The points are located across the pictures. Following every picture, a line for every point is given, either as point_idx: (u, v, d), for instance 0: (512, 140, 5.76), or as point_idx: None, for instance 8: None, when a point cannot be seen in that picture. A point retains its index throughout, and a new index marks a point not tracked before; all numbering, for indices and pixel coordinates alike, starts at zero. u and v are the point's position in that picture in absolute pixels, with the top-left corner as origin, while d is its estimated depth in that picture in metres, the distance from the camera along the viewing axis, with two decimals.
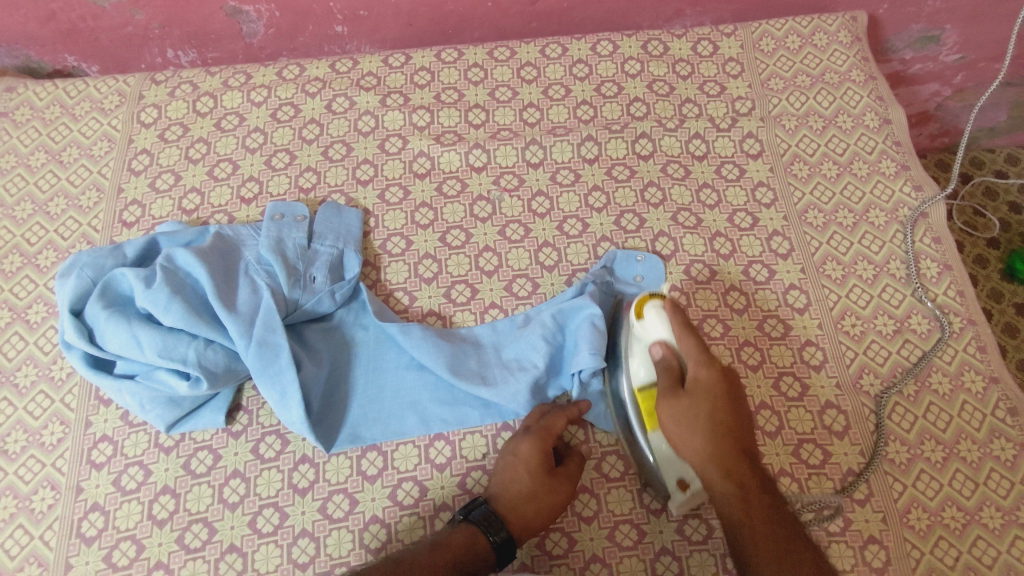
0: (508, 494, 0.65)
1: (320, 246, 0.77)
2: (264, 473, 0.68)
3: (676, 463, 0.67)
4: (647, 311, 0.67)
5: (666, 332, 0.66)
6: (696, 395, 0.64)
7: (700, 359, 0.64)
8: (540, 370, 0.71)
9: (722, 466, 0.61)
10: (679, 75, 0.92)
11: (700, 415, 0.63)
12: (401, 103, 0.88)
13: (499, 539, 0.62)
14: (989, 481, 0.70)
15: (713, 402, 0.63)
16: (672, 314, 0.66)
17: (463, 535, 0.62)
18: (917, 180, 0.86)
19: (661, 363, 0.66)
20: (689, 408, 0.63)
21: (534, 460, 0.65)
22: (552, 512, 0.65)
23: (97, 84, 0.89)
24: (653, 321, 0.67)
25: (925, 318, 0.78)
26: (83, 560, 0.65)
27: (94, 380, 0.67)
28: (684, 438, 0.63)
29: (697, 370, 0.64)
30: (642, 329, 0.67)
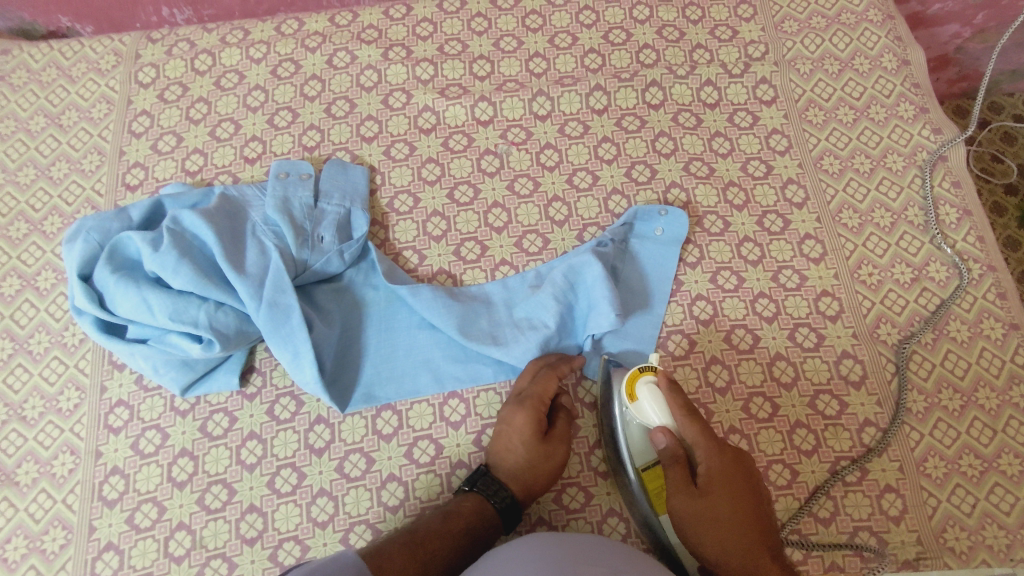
0: (508, 463, 0.65)
1: (327, 205, 0.75)
2: (280, 434, 0.69)
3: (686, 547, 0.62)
4: (641, 389, 0.62)
5: (664, 416, 0.61)
6: (711, 497, 0.58)
7: (707, 453, 0.60)
8: (553, 326, 0.70)
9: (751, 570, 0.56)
10: (690, 19, 0.89)
11: (717, 515, 0.58)
12: (403, 56, 0.86)
13: (502, 504, 0.63)
14: (1007, 428, 0.69)
15: (730, 497, 0.58)
16: (666, 389, 0.62)
17: (473, 503, 0.63)
18: (937, 123, 0.83)
19: (667, 453, 0.61)
20: (704, 509, 0.58)
21: (528, 428, 0.65)
22: (552, 475, 0.66)
23: (92, 44, 0.87)
24: (648, 402, 0.61)
25: (944, 265, 0.77)
26: (107, 522, 0.66)
27: (106, 345, 0.67)
28: (703, 539, 0.58)
29: (708, 463, 0.59)
30: (640, 413, 0.62)
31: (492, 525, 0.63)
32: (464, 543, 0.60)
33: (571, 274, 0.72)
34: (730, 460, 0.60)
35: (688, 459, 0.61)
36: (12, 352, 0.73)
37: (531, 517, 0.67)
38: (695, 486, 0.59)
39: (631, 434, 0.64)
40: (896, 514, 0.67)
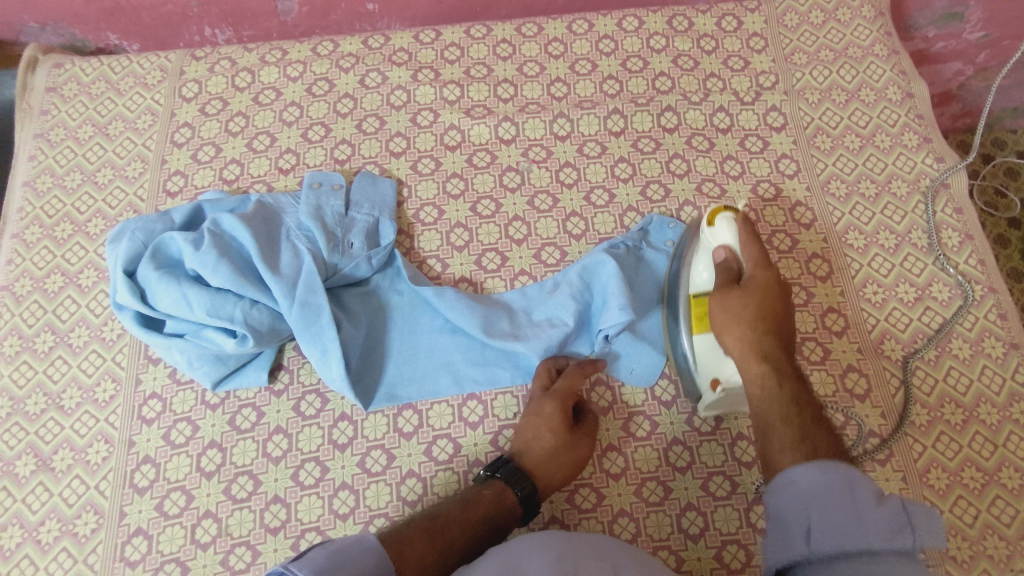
0: (533, 454, 0.68)
1: (357, 214, 0.79)
2: (305, 429, 0.72)
3: (718, 365, 0.69)
4: (720, 218, 0.71)
5: (732, 238, 0.70)
6: (746, 290, 0.66)
7: (758, 261, 0.68)
8: (572, 323, 0.74)
9: (758, 351, 0.63)
10: (703, 50, 0.94)
11: (748, 306, 0.65)
12: (432, 78, 0.91)
13: (524, 495, 0.66)
14: (1008, 443, 0.72)
15: (764, 297, 0.65)
16: (743, 225, 0.71)
17: (493, 492, 0.65)
18: (940, 152, 0.87)
19: (721, 266, 0.69)
20: (739, 299, 0.66)
21: (557, 421, 0.69)
22: (572, 469, 0.69)
23: (140, 60, 0.92)
24: (724, 228, 0.71)
25: (946, 286, 0.80)
26: (137, 508, 0.69)
27: (145, 338, 0.70)
28: (727, 321, 0.65)
29: (754, 271, 0.68)
30: (712, 236, 0.71)
31: (510, 513, 0.65)
32: (482, 533, 0.63)
33: (585, 273, 0.77)
34: (777, 276, 0.67)
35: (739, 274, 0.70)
36: (53, 345, 0.76)
37: (544, 515, 0.69)
38: (738, 284, 0.68)
39: (698, 261, 0.72)
40: None
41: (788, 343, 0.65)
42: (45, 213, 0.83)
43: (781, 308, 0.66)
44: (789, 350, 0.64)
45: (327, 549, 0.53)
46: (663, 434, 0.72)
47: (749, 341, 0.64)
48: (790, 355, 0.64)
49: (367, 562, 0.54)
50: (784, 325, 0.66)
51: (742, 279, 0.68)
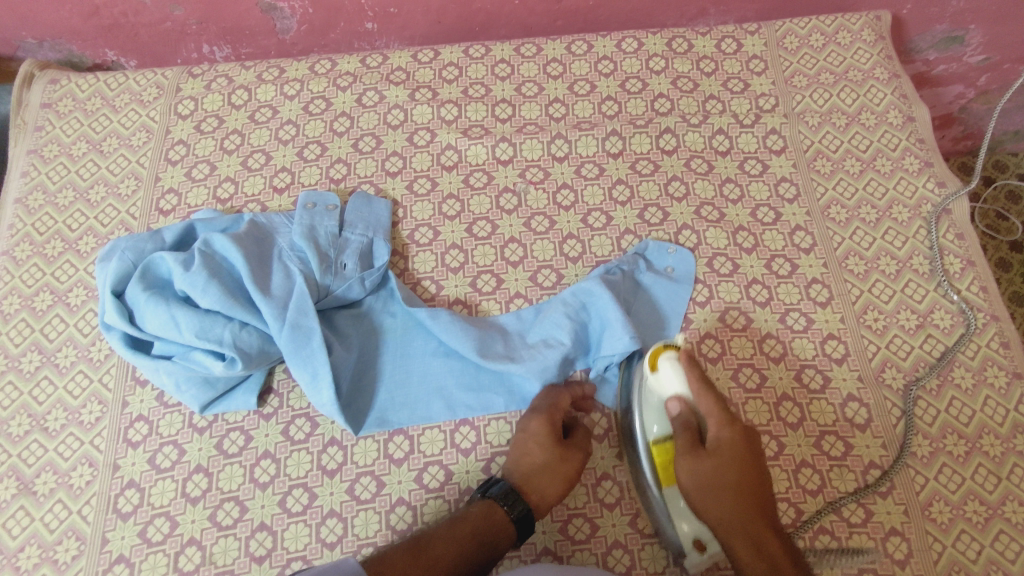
0: (523, 469, 0.67)
1: (351, 234, 0.78)
2: (294, 454, 0.70)
3: (697, 524, 0.65)
4: (663, 361, 0.67)
5: (681, 387, 0.66)
6: (718, 459, 0.63)
7: (720, 418, 0.65)
8: (569, 344, 0.73)
9: (745, 532, 0.61)
10: (703, 72, 0.93)
11: (724, 478, 0.62)
12: (429, 98, 0.90)
13: (517, 513, 0.64)
14: (1012, 475, 0.70)
15: (735, 464, 0.63)
16: (688, 367, 0.67)
17: (480, 508, 0.64)
18: (941, 177, 0.86)
19: (679, 420, 0.66)
20: (713, 469, 0.63)
21: (544, 434, 0.68)
22: (565, 482, 0.67)
23: (137, 77, 0.92)
24: (669, 375, 0.66)
25: (948, 313, 0.78)
26: (119, 535, 0.67)
27: (132, 360, 0.69)
28: (707, 501, 0.63)
29: (717, 430, 0.65)
30: (658, 382, 0.67)
31: (502, 532, 0.64)
32: (469, 548, 0.62)
33: (580, 293, 0.75)
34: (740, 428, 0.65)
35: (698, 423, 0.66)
36: (39, 365, 0.75)
37: (536, 546, 0.68)
38: (705, 446, 0.64)
39: (647, 414, 0.68)
40: (902, 558, 0.67)
41: (766, 488, 0.64)
42: (36, 230, 0.82)
43: (752, 459, 0.64)
44: (769, 512, 0.62)
45: (305, 573, 0.55)
46: None
47: (730, 520, 0.61)
48: (773, 520, 0.62)
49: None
50: (756, 476, 0.64)
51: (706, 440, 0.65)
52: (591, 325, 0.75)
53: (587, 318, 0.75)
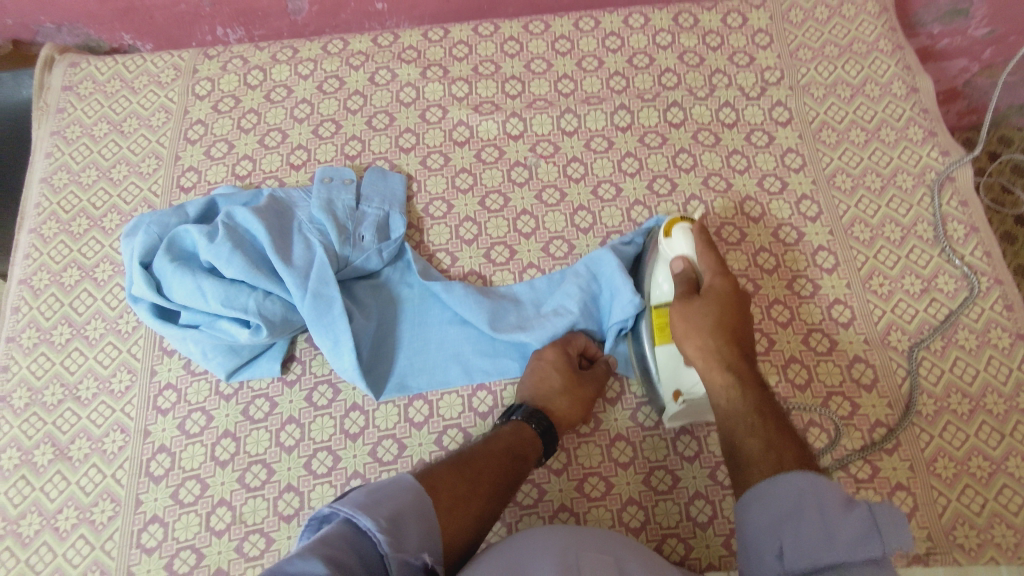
0: (543, 392, 0.71)
1: (368, 208, 0.80)
2: (317, 419, 0.73)
3: (680, 374, 0.70)
4: (676, 228, 0.72)
5: (689, 249, 0.71)
6: (708, 299, 0.67)
7: (716, 270, 0.69)
8: (576, 312, 0.76)
9: (720, 360, 0.64)
10: (709, 46, 0.95)
11: (709, 315, 0.66)
12: (440, 75, 0.92)
13: (543, 429, 0.68)
14: (1015, 432, 0.72)
15: (724, 307, 0.67)
16: (698, 234, 0.71)
17: (510, 428, 0.68)
18: (945, 146, 0.88)
19: (681, 274, 0.70)
20: (699, 309, 0.67)
21: (561, 360, 0.72)
22: (584, 405, 0.72)
23: (154, 59, 0.94)
24: (680, 238, 0.71)
25: (953, 277, 0.80)
26: (153, 496, 0.70)
27: (160, 329, 0.72)
28: (689, 334, 0.66)
29: (712, 281, 0.69)
30: (668, 246, 0.72)
31: (531, 448, 0.67)
32: (507, 464, 0.64)
33: (590, 265, 0.77)
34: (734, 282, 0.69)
35: (698, 283, 0.70)
36: (70, 337, 0.78)
37: (554, 504, 0.70)
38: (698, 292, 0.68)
39: (658, 273, 0.73)
40: (908, 511, 0.69)
41: (749, 352, 0.66)
42: (62, 209, 0.85)
43: (740, 314, 0.68)
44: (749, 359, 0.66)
45: (364, 490, 0.55)
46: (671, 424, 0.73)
47: (711, 350, 0.65)
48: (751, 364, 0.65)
49: (406, 498, 0.55)
50: (742, 335, 0.67)
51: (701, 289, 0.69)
52: (602, 294, 0.77)
53: (597, 288, 0.77)
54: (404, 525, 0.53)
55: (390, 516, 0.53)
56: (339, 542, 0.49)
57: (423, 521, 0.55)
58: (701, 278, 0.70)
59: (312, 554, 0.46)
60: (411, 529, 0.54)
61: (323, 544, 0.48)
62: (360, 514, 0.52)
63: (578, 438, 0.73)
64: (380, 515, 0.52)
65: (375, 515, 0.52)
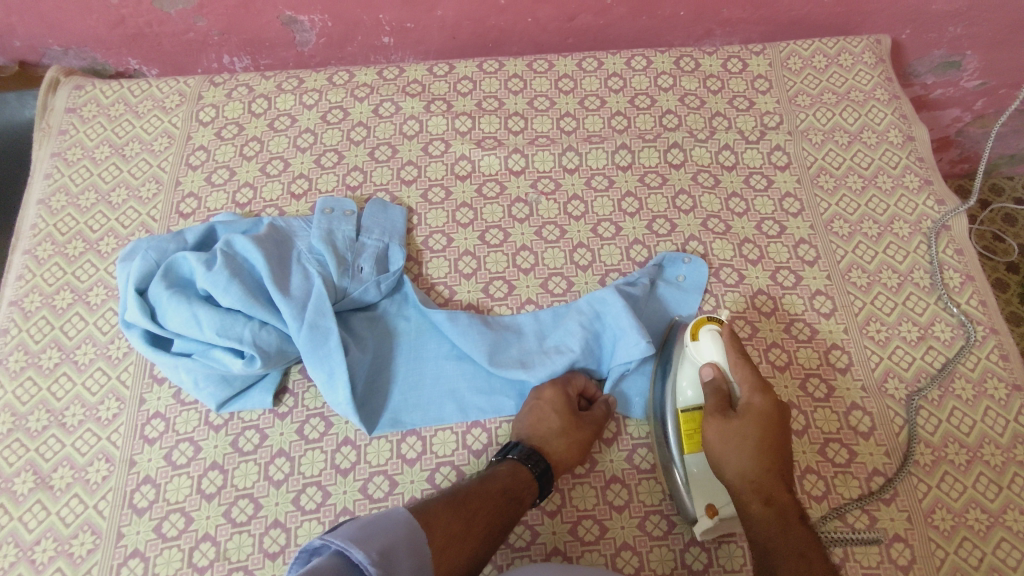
0: (540, 432, 0.70)
1: (368, 239, 0.80)
2: (308, 453, 0.71)
3: (715, 488, 0.68)
4: (704, 332, 0.71)
5: (720, 355, 0.70)
6: (746, 419, 0.66)
7: (753, 385, 0.68)
8: (578, 351, 0.75)
9: (761, 491, 0.64)
10: (710, 90, 0.96)
11: (750, 439, 0.65)
12: (444, 110, 0.93)
13: (539, 471, 0.67)
14: (1012, 485, 0.71)
15: (765, 429, 0.66)
16: (728, 339, 0.70)
17: (507, 468, 0.67)
18: (940, 195, 0.89)
19: (713, 387, 0.69)
20: (736, 429, 0.66)
21: (560, 401, 0.72)
22: (582, 448, 0.71)
23: (159, 85, 0.94)
24: (708, 344, 0.70)
25: (949, 325, 0.80)
26: (135, 530, 0.68)
27: (152, 357, 0.71)
28: (728, 456, 0.66)
29: (750, 397, 0.68)
30: (697, 351, 0.71)
31: (526, 489, 0.66)
32: (502, 504, 0.64)
33: (594, 303, 0.77)
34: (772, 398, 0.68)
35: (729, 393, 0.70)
36: (58, 361, 0.76)
37: (546, 546, 0.69)
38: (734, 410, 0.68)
39: (683, 377, 0.72)
40: (905, 564, 0.68)
41: (789, 474, 0.66)
42: (58, 231, 0.84)
43: (779, 429, 0.67)
44: (790, 482, 0.65)
45: (358, 522, 0.55)
46: (667, 467, 0.72)
47: (750, 477, 0.65)
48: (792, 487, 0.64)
49: (400, 532, 0.55)
50: (783, 455, 0.66)
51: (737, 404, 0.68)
52: (603, 333, 0.77)
53: (599, 327, 0.77)
54: (396, 560, 0.53)
55: (382, 550, 0.53)
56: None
57: (416, 556, 0.55)
58: (734, 389, 0.70)
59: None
60: (402, 564, 0.53)
61: None
62: (352, 546, 0.52)
63: (572, 480, 0.72)
64: (371, 548, 0.52)
65: (367, 548, 0.52)
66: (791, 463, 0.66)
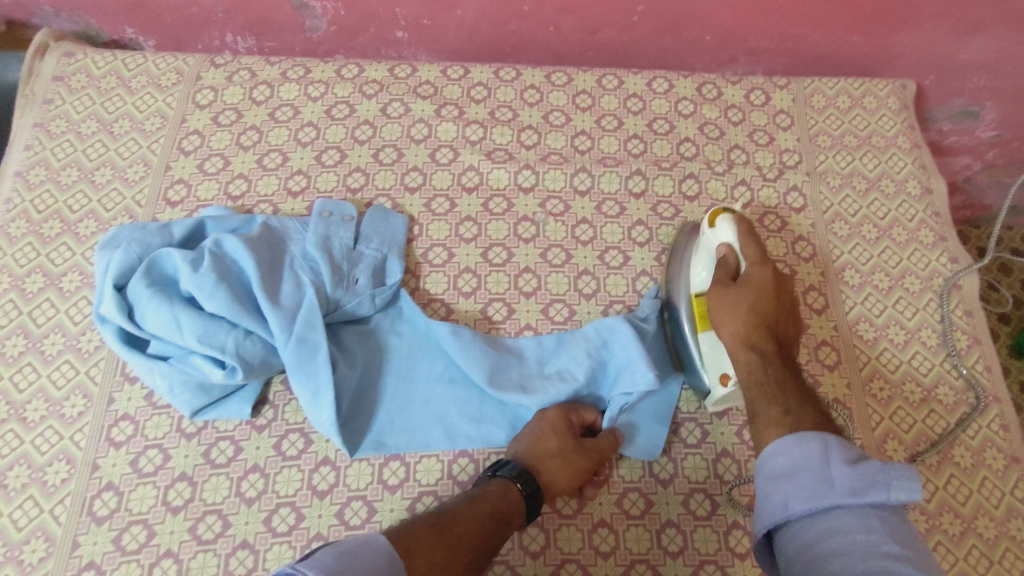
0: (536, 451, 0.67)
1: (366, 248, 0.76)
2: (284, 471, 0.67)
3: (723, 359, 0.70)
4: (720, 219, 0.73)
5: (731, 237, 0.72)
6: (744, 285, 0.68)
7: (756, 260, 0.69)
8: (583, 380, 0.72)
9: (750, 344, 0.65)
10: (730, 121, 0.93)
11: (745, 301, 0.67)
12: (455, 115, 0.89)
13: (528, 490, 0.64)
14: (1003, 560, 0.70)
15: (762, 292, 0.67)
16: (741, 225, 0.73)
17: (497, 487, 0.64)
18: (953, 252, 0.87)
19: (721, 262, 0.71)
20: (735, 295, 0.67)
21: (561, 423, 0.69)
22: (577, 474, 0.67)
23: (156, 60, 0.89)
24: (724, 228, 0.73)
25: (953, 389, 0.79)
26: (92, 540, 0.64)
27: (126, 358, 0.66)
28: (724, 320, 0.67)
29: (751, 268, 0.69)
30: (712, 236, 0.74)
31: (515, 510, 0.63)
32: (489, 529, 0.60)
33: (603, 330, 0.74)
34: (777, 274, 0.68)
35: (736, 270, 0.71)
36: (23, 350, 0.71)
37: None
38: (735, 280, 0.69)
39: (699, 261, 0.75)
40: None
41: (782, 341, 0.66)
42: (35, 207, 0.79)
43: (779, 302, 0.67)
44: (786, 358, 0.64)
45: (333, 549, 0.50)
46: (657, 514, 0.69)
47: (742, 337, 0.65)
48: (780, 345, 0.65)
49: (378, 563, 0.50)
50: (779, 320, 0.67)
51: (739, 275, 0.70)
52: (608, 362, 0.74)
53: (606, 355, 0.74)
54: None
55: None
56: None
57: None
58: (741, 265, 0.71)
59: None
60: None
61: None
62: None
63: (558, 520, 0.69)
64: None
65: None
66: (785, 335, 0.67)
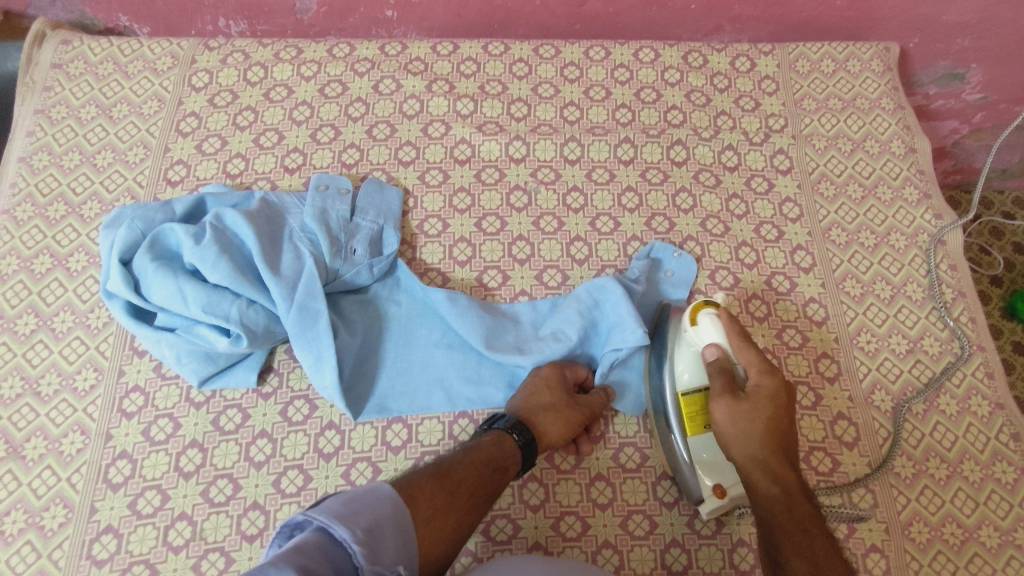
0: (530, 405, 0.70)
1: (362, 220, 0.79)
2: (291, 435, 0.70)
3: (722, 468, 0.67)
4: (703, 316, 0.69)
5: (720, 337, 0.68)
6: (756, 403, 0.64)
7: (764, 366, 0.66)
8: (576, 339, 0.75)
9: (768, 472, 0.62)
10: (716, 87, 0.95)
11: (760, 421, 0.64)
12: (446, 91, 0.90)
13: (522, 440, 0.67)
14: (989, 501, 0.72)
15: (772, 408, 0.64)
16: (726, 322, 0.69)
17: (492, 437, 0.66)
18: (938, 209, 0.89)
19: (715, 369, 0.67)
20: (745, 410, 0.64)
21: (555, 380, 0.72)
22: (569, 428, 0.70)
23: (151, 45, 0.91)
24: (709, 327, 0.69)
25: (938, 341, 0.81)
26: (109, 505, 0.66)
27: (134, 330, 0.69)
28: (738, 445, 0.64)
29: (759, 378, 0.66)
30: (696, 335, 0.69)
31: (511, 459, 0.65)
32: (486, 476, 0.62)
33: (594, 291, 0.76)
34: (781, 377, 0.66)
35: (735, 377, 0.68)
36: (34, 328, 0.74)
37: (528, 541, 0.68)
38: (740, 390, 0.66)
39: (681, 360, 0.71)
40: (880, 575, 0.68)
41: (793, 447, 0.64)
42: (39, 191, 0.81)
43: (788, 415, 0.65)
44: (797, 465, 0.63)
45: (341, 497, 0.53)
46: (652, 468, 0.72)
47: (758, 456, 0.63)
48: (795, 466, 0.63)
49: (384, 508, 0.53)
50: (790, 436, 0.65)
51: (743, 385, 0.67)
52: (600, 322, 0.76)
53: (598, 315, 0.76)
54: (381, 538, 0.51)
55: (368, 527, 0.50)
56: (314, 552, 0.46)
57: (401, 533, 0.53)
58: (738, 371, 0.68)
59: (285, 564, 0.44)
60: (388, 541, 0.51)
61: (296, 552, 0.45)
62: (338, 523, 0.49)
63: (557, 475, 0.71)
64: (357, 526, 0.50)
65: (352, 525, 0.49)
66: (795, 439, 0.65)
